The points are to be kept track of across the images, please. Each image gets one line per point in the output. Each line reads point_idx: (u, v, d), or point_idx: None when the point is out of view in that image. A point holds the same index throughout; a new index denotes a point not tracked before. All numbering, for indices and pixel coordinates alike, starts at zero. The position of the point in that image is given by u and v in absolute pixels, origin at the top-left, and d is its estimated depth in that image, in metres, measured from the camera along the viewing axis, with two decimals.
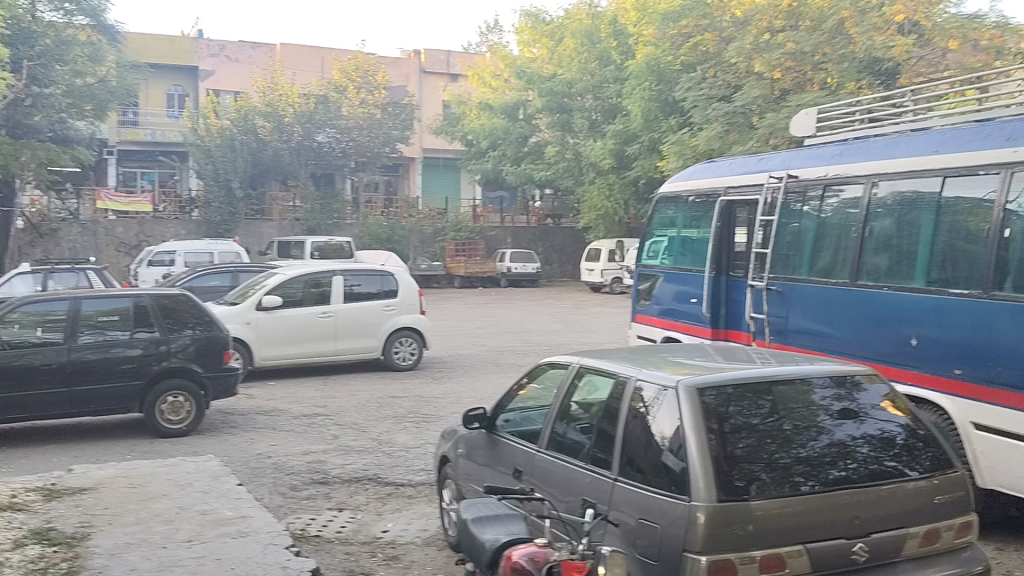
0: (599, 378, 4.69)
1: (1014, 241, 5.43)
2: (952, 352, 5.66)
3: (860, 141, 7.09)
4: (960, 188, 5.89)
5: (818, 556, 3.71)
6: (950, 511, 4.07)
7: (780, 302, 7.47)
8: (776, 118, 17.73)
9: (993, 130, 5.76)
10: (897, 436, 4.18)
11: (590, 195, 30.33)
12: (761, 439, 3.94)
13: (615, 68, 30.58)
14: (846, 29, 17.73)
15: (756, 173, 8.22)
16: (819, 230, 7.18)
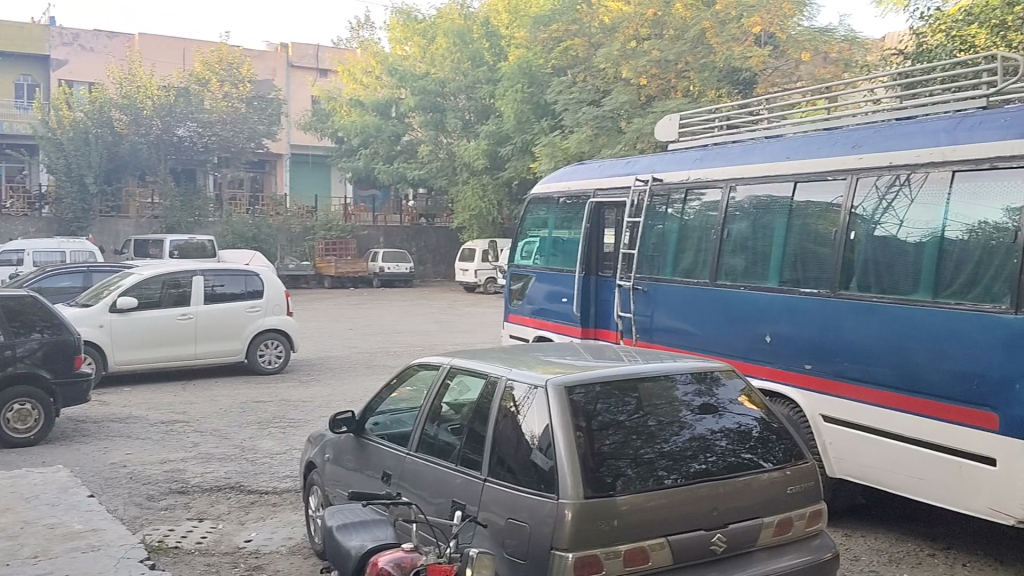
0: (470, 378, 4.68)
1: (858, 243, 5.77)
2: (803, 347, 5.98)
3: (718, 147, 7.36)
4: (810, 192, 6.21)
5: (679, 548, 3.82)
6: (802, 499, 4.28)
7: (646, 301, 7.68)
8: (642, 123, 18.28)
9: (840, 139, 6.12)
10: (753, 429, 4.38)
11: (464, 196, 30.43)
12: (627, 436, 4.03)
13: (487, 69, 30.54)
14: (707, 39, 18.45)
15: (623, 176, 8.42)
16: (682, 232, 7.42)
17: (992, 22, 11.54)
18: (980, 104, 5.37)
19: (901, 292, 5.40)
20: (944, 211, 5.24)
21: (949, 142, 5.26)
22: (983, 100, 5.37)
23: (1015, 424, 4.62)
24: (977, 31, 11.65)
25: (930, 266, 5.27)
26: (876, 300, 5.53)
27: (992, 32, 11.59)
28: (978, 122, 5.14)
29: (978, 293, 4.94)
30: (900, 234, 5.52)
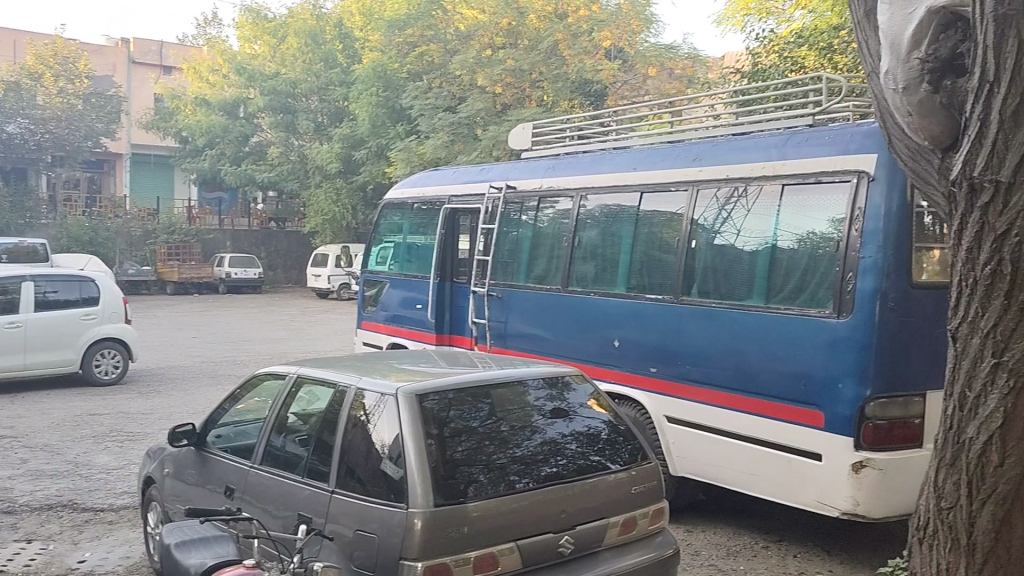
0: (318, 388, 4.56)
1: (699, 251, 6.03)
2: (649, 352, 6.22)
3: (569, 157, 7.53)
4: (655, 203, 6.45)
5: (528, 552, 3.86)
6: (646, 498, 4.42)
7: (500, 307, 7.76)
8: (498, 131, 18.40)
9: (682, 152, 6.39)
10: (601, 432, 4.50)
11: (316, 199, 29.79)
12: (480, 442, 4.04)
13: (340, 71, 29.92)
14: (560, 51, 18.88)
15: (478, 183, 8.47)
16: (535, 240, 7.53)
17: (821, 45, 12.38)
18: (807, 122, 5.74)
19: (738, 298, 5.70)
20: (775, 221, 5.56)
21: (780, 157, 5.60)
22: (810, 118, 5.74)
23: (839, 421, 4.96)
24: (807, 53, 12.47)
25: (762, 273, 5.58)
26: (714, 305, 5.81)
27: (820, 53, 12.42)
28: (806, 139, 5.50)
29: (806, 299, 5.27)
30: (737, 243, 5.80)
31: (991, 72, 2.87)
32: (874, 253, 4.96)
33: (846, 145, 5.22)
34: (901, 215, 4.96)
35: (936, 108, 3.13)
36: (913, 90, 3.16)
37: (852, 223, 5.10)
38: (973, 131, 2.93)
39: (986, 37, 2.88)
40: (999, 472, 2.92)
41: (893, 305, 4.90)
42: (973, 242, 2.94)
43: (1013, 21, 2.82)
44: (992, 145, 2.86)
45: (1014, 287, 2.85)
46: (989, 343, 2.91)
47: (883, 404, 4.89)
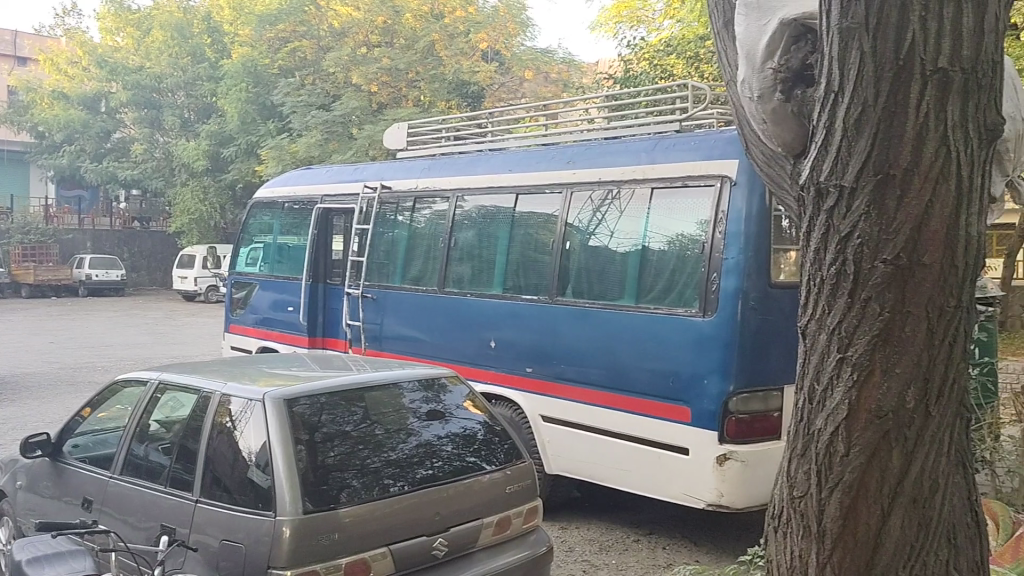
0: (182, 394, 4.38)
1: (573, 252, 6.13)
2: (524, 351, 6.29)
3: (445, 157, 7.51)
4: (530, 204, 6.51)
5: (401, 555, 3.81)
6: (520, 498, 4.44)
7: (374, 309, 7.68)
8: (374, 130, 18.18)
9: (555, 154, 6.49)
10: (478, 433, 4.50)
11: (183, 198, 28.63)
12: (354, 445, 3.98)
13: (208, 66, 28.84)
14: (436, 51, 18.86)
15: (351, 183, 8.34)
16: (411, 240, 7.47)
17: (687, 54, 12.92)
18: (674, 128, 5.94)
19: (610, 297, 5.83)
20: (645, 223, 5.71)
21: (649, 161, 5.76)
22: (677, 124, 5.94)
23: (704, 416, 5.15)
24: (675, 61, 12.99)
25: (633, 274, 5.72)
26: (587, 305, 5.92)
27: (686, 63, 13.00)
28: (672, 145, 5.69)
29: (674, 298, 5.45)
30: (611, 244, 5.91)
31: (837, 77, 2.82)
32: (736, 255, 5.18)
33: (710, 150, 5.43)
34: (761, 218, 5.20)
35: (788, 117, 3.23)
36: (766, 98, 3.26)
37: (716, 226, 5.31)
38: (821, 136, 2.88)
39: (831, 49, 2.85)
40: (845, 462, 2.83)
41: (753, 304, 5.13)
42: (821, 242, 2.89)
43: (855, 36, 2.77)
44: (837, 150, 2.81)
45: (858, 285, 2.76)
46: (835, 340, 2.84)
47: (745, 399, 5.11)
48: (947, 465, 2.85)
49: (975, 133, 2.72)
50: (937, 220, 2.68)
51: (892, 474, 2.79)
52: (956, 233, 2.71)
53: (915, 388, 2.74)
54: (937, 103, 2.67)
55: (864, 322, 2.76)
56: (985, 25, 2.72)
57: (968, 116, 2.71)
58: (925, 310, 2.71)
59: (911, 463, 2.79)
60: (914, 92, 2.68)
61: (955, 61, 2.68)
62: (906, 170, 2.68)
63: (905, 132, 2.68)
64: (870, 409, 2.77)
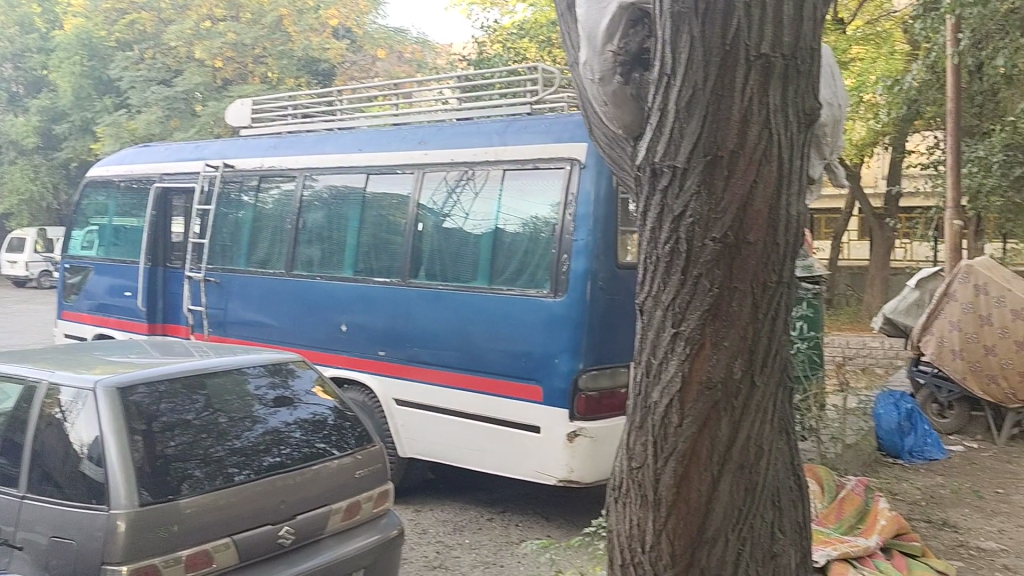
0: (7, 384, 4.07)
1: (426, 234, 6.09)
2: (376, 335, 6.22)
3: (292, 136, 7.31)
4: (381, 185, 6.42)
5: (246, 545, 3.65)
6: (370, 482, 4.35)
7: (218, 293, 7.41)
8: (219, 107, 17.51)
9: (405, 134, 6.43)
10: (327, 418, 4.41)
11: (9, 178, 26.59)
12: (196, 434, 3.82)
13: (38, 38, 26.90)
14: (284, 27, 18.38)
15: (192, 161, 7.98)
16: (256, 221, 7.23)
17: (539, 38, 13.39)
18: (525, 110, 6.00)
19: (463, 279, 5.83)
20: (498, 204, 5.74)
21: (500, 143, 5.79)
22: (527, 107, 6.00)
23: (556, 394, 5.25)
24: (529, 44, 13.46)
25: (486, 255, 5.74)
26: (440, 287, 5.91)
27: (539, 46, 13.48)
28: (523, 127, 5.74)
29: (526, 280, 5.51)
30: (466, 226, 5.91)
31: (669, 59, 2.90)
32: (585, 236, 5.29)
33: (560, 134, 5.52)
34: (608, 201, 5.33)
35: (627, 99, 3.30)
36: (607, 81, 3.33)
37: (566, 208, 5.40)
38: (655, 118, 2.95)
39: (663, 33, 2.94)
40: (678, 432, 2.93)
41: (602, 285, 5.26)
42: (656, 221, 2.97)
43: (685, 21, 2.86)
44: (670, 131, 2.89)
45: (690, 262, 2.86)
46: (670, 315, 2.93)
47: (594, 376, 5.25)
48: (770, 432, 3.01)
49: (795, 117, 2.87)
50: (760, 200, 2.82)
51: (721, 441, 2.92)
52: (777, 213, 2.86)
53: (741, 359, 2.88)
54: (760, 88, 2.80)
55: (695, 298, 2.86)
56: (803, 14, 2.87)
57: (788, 101, 2.86)
58: (750, 285, 2.85)
59: (738, 431, 2.93)
60: (740, 77, 2.80)
61: (776, 48, 2.81)
62: (732, 151, 2.80)
63: (731, 115, 2.80)
64: (701, 380, 2.88)
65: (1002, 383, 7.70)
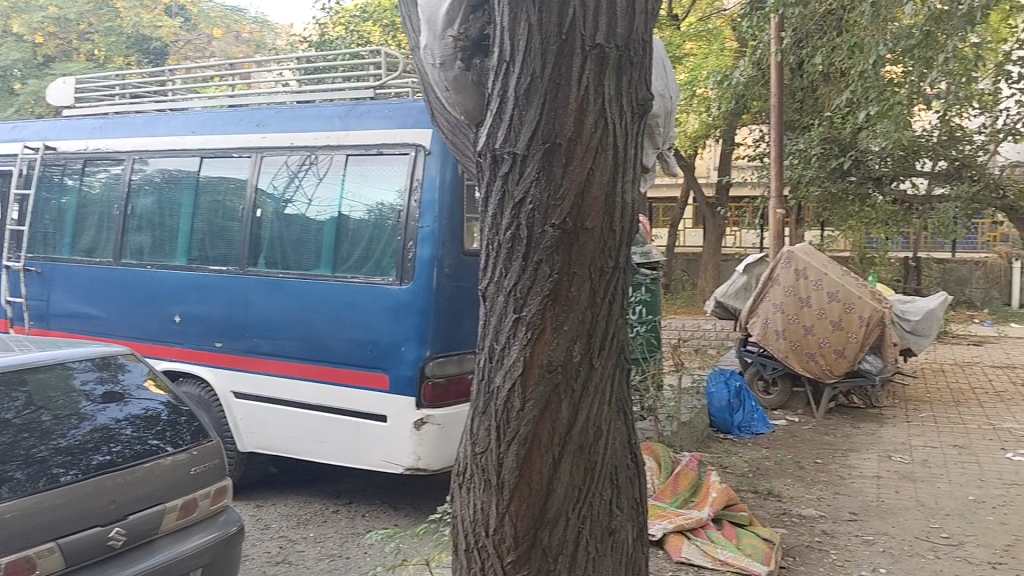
0: None
1: (265, 220, 5.89)
2: (213, 325, 5.97)
3: (119, 116, 6.87)
4: (216, 169, 6.14)
5: (72, 549, 3.40)
6: (207, 479, 4.16)
7: (40, 283, 6.90)
8: (41, 84, 16.25)
9: (241, 116, 6.17)
10: (161, 413, 4.19)
11: None
12: (16, 435, 3.54)
13: None
14: (112, 2, 17.38)
15: (8, 143, 7.38)
16: (81, 207, 6.77)
17: (384, 22, 13.42)
18: (368, 95, 5.88)
19: (305, 268, 5.69)
20: (340, 190, 5.62)
21: (342, 128, 5.66)
22: (370, 92, 5.87)
23: (402, 382, 5.22)
24: (372, 28, 13.40)
25: (329, 242, 5.63)
26: (282, 276, 5.74)
27: (384, 30, 13.48)
28: (366, 112, 5.64)
29: (371, 268, 5.44)
30: (308, 212, 5.76)
31: (508, 46, 2.93)
32: (431, 223, 5.27)
33: (404, 119, 5.47)
34: (454, 187, 5.33)
35: (468, 85, 3.30)
36: (448, 66, 3.32)
37: (411, 194, 5.36)
38: (495, 104, 2.97)
39: (502, 19, 2.96)
40: (520, 416, 2.96)
41: (449, 271, 5.26)
42: (497, 207, 2.98)
43: (524, 9, 2.89)
44: (510, 117, 2.91)
45: (531, 248, 2.89)
46: (512, 301, 2.95)
47: (441, 363, 5.25)
48: (608, 413, 3.10)
49: (629, 107, 2.96)
50: (597, 187, 2.88)
51: (561, 422, 2.97)
52: (613, 200, 2.94)
53: (580, 342, 2.95)
54: (595, 78, 2.87)
55: (536, 283, 2.90)
56: (636, 7, 2.95)
57: (622, 92, 2.94)
58: (588, 270, 2.92)
59: (578, 413, 3.00)
60: (576, 66, 2.85)
61: (610, 39, 2.88)
62: (571, 139, 2.85)
63: (568, 103, 2.84)
64: (542, 363, 2.92)
65: (820, 360, 8.31)
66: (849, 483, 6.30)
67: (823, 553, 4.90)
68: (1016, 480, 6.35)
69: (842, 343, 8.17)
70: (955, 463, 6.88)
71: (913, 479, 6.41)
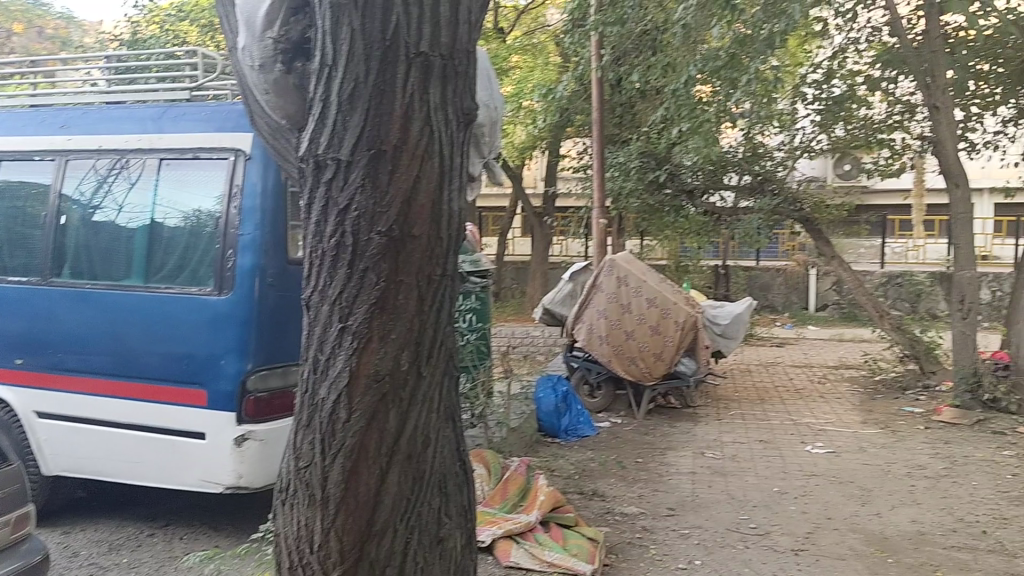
0: None
1: (70, 228, 5.50)
2: (12, 342, 5.52)
3: None
4: (16, 173, 5.68)
5: None
6: (8, 506, 3.78)
7: None
8: None
9: (46, 117, 5.74)
10: None
11: None
12: None
13: None
14: None
15: None
16: None
17: (201, 22, 13.04)
18: (184, 96, 5.55)
19: (115, 278, 5.34)
20: (154, 196, 5.31)
21: (155, 130, 5.36)
22: (185, 92, 5.55)
23: (221, 398, 4.99)
24: (189, 28, 13.06)
25: (141, 251, 5.32)
26: (88, 287, 5.37)
27: (201, 31, 13.14)
28: (181, 114, 5.37)
29: (187, 277, 5.18)
30: (119, 219, 5.41)
31: (330, 50, 2.87)
32: (252, 231, 5.08)
33: (223, 122, 5.24)
34: (276, 194, 5.16)
35: (289, 89, 3.23)
36: (268, 69, 3.22)
37: (230, 201, 5.15)
38: (317, 109, 2.91)
39: (324, 22, 2.89)
40: (347, 427, 2.90)
41: (271, 281, 5.09)
42: (321, 214, 2.91)
43: (345, 13, 2.84)
44: (333, 123, 2.86)
45: (356, 255, 2.84)
46: (336, 310, 2.89)
47: (263, 376, 5.05)
48: (436, 421, 3.09)
49: (454, 116, 2.97)
50: (423, 195, 2.87)
51: (389, 432, 2.93)
52: (439, 208, 2.94)
53: (408, 351, 2.92)
54: (420, 85, 2.86)
55: (362, 292, 2.85)
56: (460, 16, 2.97)
57: (447, 100, 2.94)
58: (415, 278, 2.90)
59: (405, 422, 2.96)
60: (400, 73, 2.84)
61: (434, 47, 2.88)
62: (396, 146, 2.83)
63: (393, 110, 2.83)
64: (368, 373, 2.87)
65: (640, 364, 8.70)
66: (667, 480, 6.62)
67: (643, 548, 5.12)
68: (813, 470, 6.89)
69: (660, 346, 8.59)
70: (761, 456, 7.39)
71: (724, 473, 6.83)
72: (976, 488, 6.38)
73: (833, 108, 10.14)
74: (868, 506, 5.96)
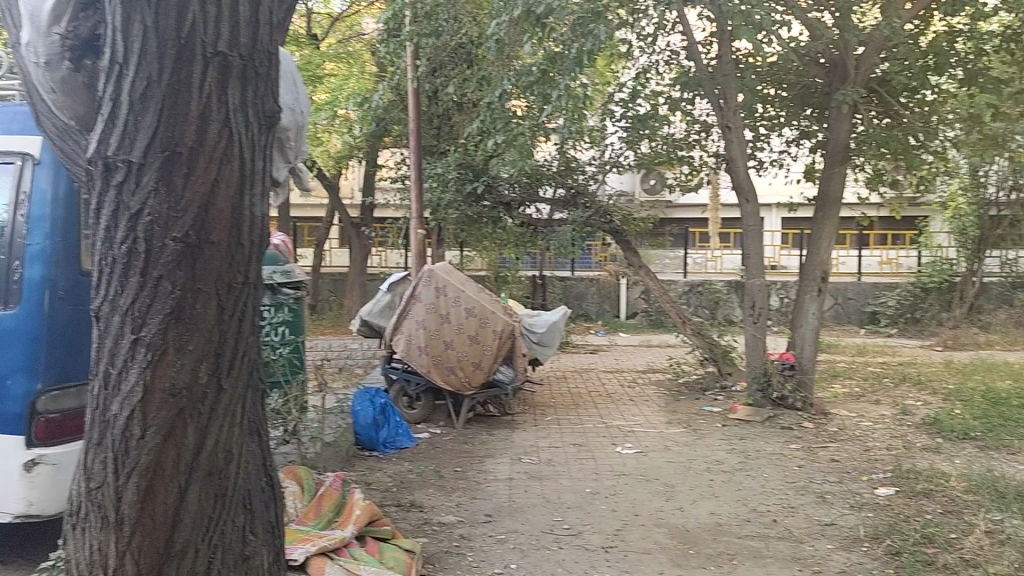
0: None
1: None
2: None
3: None
4: None
5: None
6: None
7: None
8: None
9: None
10: None
11: None
12: None
13: None
14: None
15: None
16: None
17: None
18: None
19: None
20: None
21: None
22: None
23: (8, 421, 4.56)
24: None
25: None
26: None
27: None
28: None
29: None
30: None
31: (120, 47, 2.71)
32: (41, 240, 4.71)
33: (9, 125, 4.90)
34: (68, 203, 4.82)
35: (78, 89, 3.04)
36: (53, 66, 3.01)
37: (16, 209, 4.76)
38: (106, 108, 2.74)
39: (113, 18, 2.73)
40: (141, 445, 2.73)
41: (62, 295, 4.73)
42: (111, 219, 2.74)
43: (135, 8, 2.69)
44: (123, 123, 2.70)
45: (149, 262, 2.69)
46: (128, 320, 2.73)
47: (55, 397, 4.67)
48: (240, 435, 2.98)
49: (254, 118, 2.88)
50: (222, 199, 2.77)
51: (187, 449, 2.79)
52: (240, 213, 2.84)
53: (207, 363, 2.79)
54: (217, 85, 2.76)
55: (156, 301, 2.70)
56: (260, 17, 2.88)
57: (247, 102, 2.85)
58: (214, 286, 2.78)
59: (206, 437, 2.83)
60: (196, 73, 2.72)
61: (233, 47, 2.79)
62: (192, 149, 2.71)
63: (189, 110, 2.71)
64: (164, 388, 2.72)
65: (459, 373, 8.76)
66: (484, 487, 6.70)
67: (460, 556, 5.16)
68: (622, 470, 7.20)
69: (479, 355, 8.71)
70: (574, 459, 7.64)
71: (539, 477, 7.00)
72: (767, 480, 6.90)
73: (637, 125, 10.43)
74: (672, 502, 6.30)
